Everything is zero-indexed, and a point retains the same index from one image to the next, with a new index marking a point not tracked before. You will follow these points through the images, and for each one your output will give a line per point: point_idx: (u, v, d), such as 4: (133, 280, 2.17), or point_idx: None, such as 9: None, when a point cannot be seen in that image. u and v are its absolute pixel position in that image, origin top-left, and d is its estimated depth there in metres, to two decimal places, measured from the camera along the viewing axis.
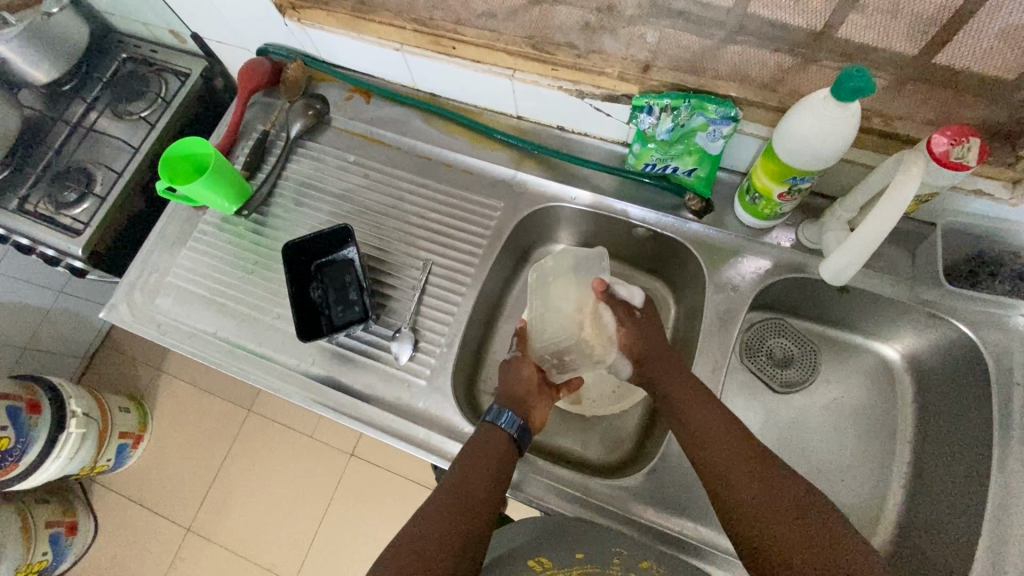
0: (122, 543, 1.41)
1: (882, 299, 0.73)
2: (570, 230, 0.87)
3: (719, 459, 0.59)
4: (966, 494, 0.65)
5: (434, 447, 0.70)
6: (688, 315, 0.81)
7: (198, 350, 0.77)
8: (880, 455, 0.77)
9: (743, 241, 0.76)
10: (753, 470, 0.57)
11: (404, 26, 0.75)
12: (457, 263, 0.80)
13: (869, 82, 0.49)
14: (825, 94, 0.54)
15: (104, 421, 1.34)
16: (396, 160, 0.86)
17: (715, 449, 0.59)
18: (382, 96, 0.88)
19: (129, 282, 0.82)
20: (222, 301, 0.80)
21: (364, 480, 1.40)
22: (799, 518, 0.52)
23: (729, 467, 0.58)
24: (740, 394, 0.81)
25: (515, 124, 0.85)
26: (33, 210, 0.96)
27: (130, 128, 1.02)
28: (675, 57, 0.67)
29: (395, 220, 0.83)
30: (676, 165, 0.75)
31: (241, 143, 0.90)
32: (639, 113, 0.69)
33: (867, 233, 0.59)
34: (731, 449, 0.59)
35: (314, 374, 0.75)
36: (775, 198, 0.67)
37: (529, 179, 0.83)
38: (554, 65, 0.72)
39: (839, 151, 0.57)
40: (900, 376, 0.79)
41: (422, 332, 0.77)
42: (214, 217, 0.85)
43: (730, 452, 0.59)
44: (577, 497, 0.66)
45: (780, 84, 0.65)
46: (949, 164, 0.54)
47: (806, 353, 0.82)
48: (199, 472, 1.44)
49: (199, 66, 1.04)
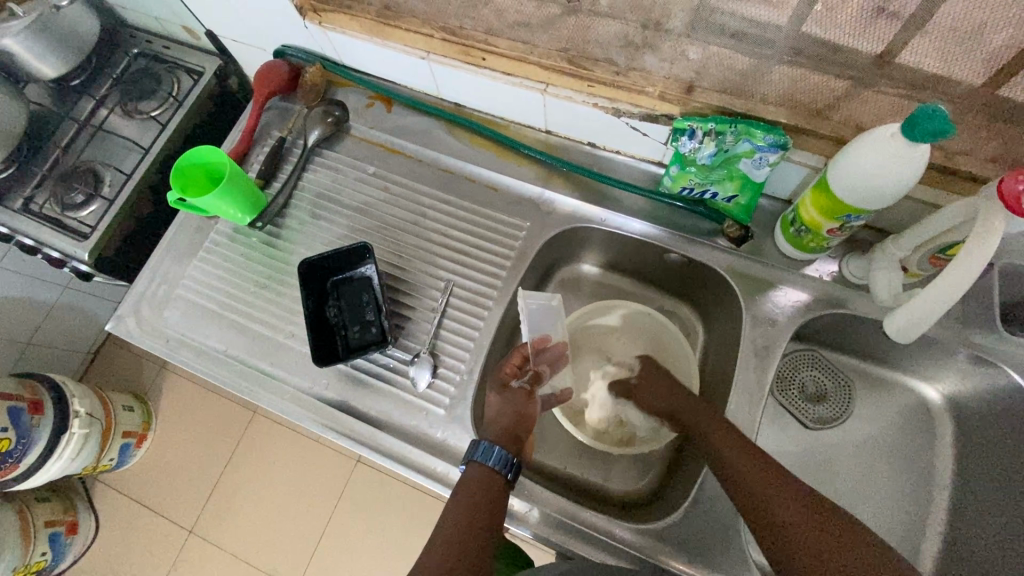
0: (123, 543, 1.39)
1: (928, 339, 0.69)
2: (596, 251, 0.84)
3: (743, 471, 0.56)
4: (1012, 550, 0.62)
5: (452, 481, 0.67)
6: (719, 345, 0.78)
7: (207, 369, 0.74)
8: (916, 499, 0.73)
9: (781, 272, 0.72)
10: (776, 484, 0.54)
11: (432, 33, 0.71)
12: (479, 285, 0.77)
13: (948, 124, 0.45)
14: (894, 131, 0.50)
15: (107, 421, 1.32)
16: (417, 173, 0.83)
17: (737, 465, 0.57)
18: (404, 104, 0.84)
19: (137, 292, 0.79)
20: (234, 316, 0.77)
21: (370, 489, 1.37)
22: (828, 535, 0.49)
23: (751, 479, 0.55)
24: (770, 430, 0.78)
25: (543, 138, 0.81)
26: (38, 210, 0.92)
27: (140, 127, 0.99)
28: (721, 78, 0.63)
29: (415, 237, 0.79)
30: (715, 190, 0.71)
31: (256, 149, 0.86)
32: (680, 136, 0.65)
33: (945, 287, 0.55)
34: (751, 463, 0.56)
35: (327, 398, 0.72)
36: (823, 233, 0.63)
37: (556, 198, 0.80)
38: (592, 82, 0.67)
39: (903, 191, 0.53)
40: (940, 416, 0.75)
41: (442, 357, 0.73)
42: (226, 227, 0.82)
43: (752, 466, 0.56)
44: (602, 540, 0.63)
45: (832, 110, 0.61)
46: (1019, 211, 0.49)
47: (840, 388, 0.79)
48: (203, 474, 1.42)
49: (213, 64, 1.00)
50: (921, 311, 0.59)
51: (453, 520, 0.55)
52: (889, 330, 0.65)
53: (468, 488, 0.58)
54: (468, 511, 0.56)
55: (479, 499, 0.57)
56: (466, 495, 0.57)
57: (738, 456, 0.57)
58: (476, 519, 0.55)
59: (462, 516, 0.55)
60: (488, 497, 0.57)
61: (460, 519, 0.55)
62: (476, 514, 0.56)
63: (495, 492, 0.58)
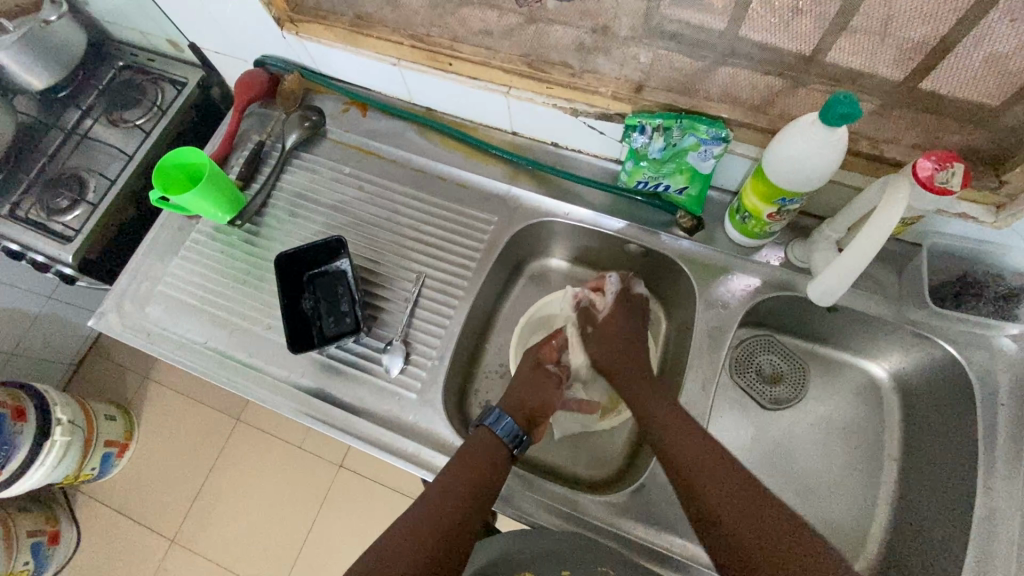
0: (105, 553, 1.38)
1: (870, 318, 0.74)
2: (563, 245, 0.88)
3: (686, 467, 0.61)
4: (951, 512, 0.66)
5: (424, 461, 0.70)
6: (680, 330, 0.82)
7: (188, 361, 0.77)
8: (868, 472, 0.77)
9: (733, 259, 0.77)
10: (715, 480, 0.59)
11: (402, 41, 0.76)
12: (449, 276, 0.80)
13: (855, 106, 0.51)
14: (814, 120, 0.55)
15: (90, 429, 1.32)
16: (391, 173, 0.87)
17: (686, 463, 0.62)
18: (378, 109, 0.89)
19: (120, 290, 0.82)
20: (214, 310, 0.79)
21: (353, 492, 1.38)
22: (758, 517, 0.55)
23: (694, 474, 0.61)
24: (730, 410, 0.81)
25: (510, 139, 0.86)
26: (24, 215, 0.95)
27: (125, 135, 1.02)
28: (668, 78, 0.68)
29: (389, 232, 0.83)
30: (668, 183, 0.76)
31: (236, 153, 0.90)
32: (633, 132, 0.69)
33: (858, 252, 0.60)
34: (697, 458, 0.61)
35: (304, 386, 0.75)
36: (764, 218, 0.68)
37: (523, 194, 0.84)
38: (549, 84, 0.72)
39: (827, 174, 0.59)
40: (888, 393, 0.80)
41: (414, 345, 0.77)
42: (207, 226, 0.85)
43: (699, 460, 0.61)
44: (567, 513, 0.67)
45: (770, 106, 0.66)
46: (934, 189, 0.55)
47: (795, 370, 0.83)
48: (186, 481, 1.42)
49: (196, 75, 1.04)
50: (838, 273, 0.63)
51: (450, 474, 0.64)
52: (810, 294, 0.69)
53: (472, 447, 0.66)
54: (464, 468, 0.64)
55: (477, 458, 0.65)
56: (465, 455, 0.65)
57: (687, 453, 0.62)
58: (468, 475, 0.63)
59: (458, 472, 0.64)
60: (487, 459, 0.66)
61: (455, 476, 0.63)
62: (469, 474, 0.63)
63: (495, 455, 0.67)
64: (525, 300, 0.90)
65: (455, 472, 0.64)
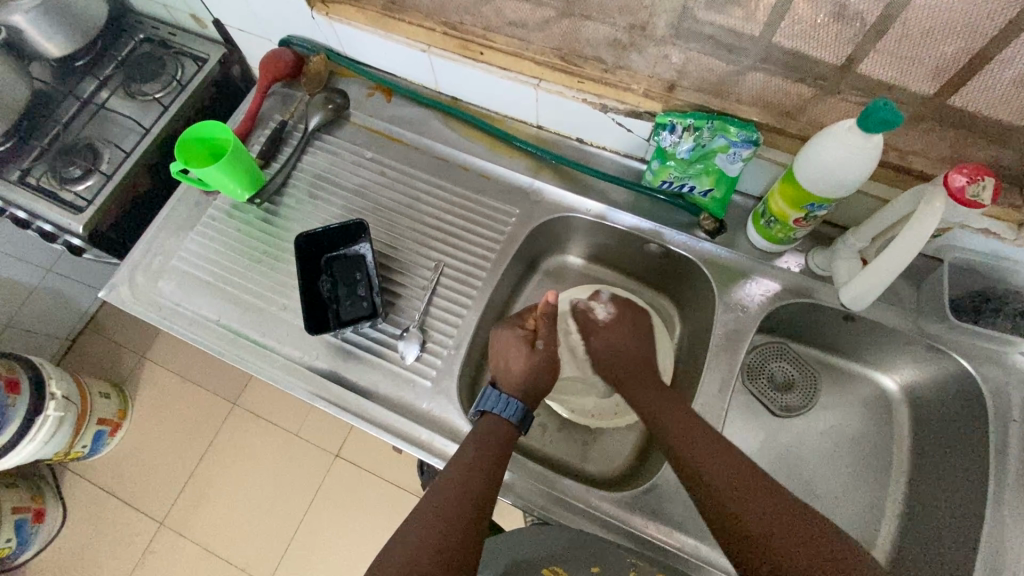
0: (90, 532, 1.36)
1: (887, 329, 0.74)
2: (582, 241, 0.88)
3: (708, 466, 0.60)
4: (959, 524, 0.66)
5: (436, 449, 0.69)
6: (695, 332, 0.82)
7: (200, 337, 0.76)
8: (875, 482, 0.77)
9: (753, 263, 0.77)
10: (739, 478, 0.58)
11: (433, 28, 0.76)
12: (468, 266, 0.80)
13: (895, 114, 0.51)
14: (851, 125, 0.56)
15: (84, 406, 1.30)
16: (412, 160, 0.87)
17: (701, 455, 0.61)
18: (403, 96, 0.88)
19: (133, 262, 0.80)
20: (228, 288, 0.78)
21: (348, 484, 1.36)
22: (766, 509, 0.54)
23: (708, 466, 0.60)
24: (741, 415, 0.82)
25: (534, 133, 0.86)
26: (35, 183, 0.94)
27: (141, 108, 1.01)
28: (700, 79, 0.68)
29: (409, 219, 0.83)
30: (693, 184, 0.76)
31: (258, 131, 0.89)
32: (662, 131, 0.70)
33: (886, 265, 0.63)
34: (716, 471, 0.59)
35: (317, 368, 0.74)
36: (790, 223, 0.69)
37: (545, 188, 0.84)
38: (581, 77, 0.72)
39: (861, 180, 0.59)
40: (897, 406, 0.80)
41: (430, 333, 0.76)
42: (225, 203, 0.84)
43: (717, 474, 0.59)
44: (579, 507, 0.66)
45: (800, 112, 0.66)
46: (965, 201, 0.55)
47: (807, 378, 0.83)
48: (178, 463, 1.40)
49: (218, 52, 1.03)
50: (869, 279, 0.65)
51: (453, 478, 0.60)
52: (842, 301, 0.71)
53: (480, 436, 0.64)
54: (473, 467, 0.61)
55: (490, 452, 0.62)
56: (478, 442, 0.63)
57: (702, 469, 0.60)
58: (477, 471, 0.60)
59: (465, 470, 0.60)
60: (493, 453, 0.62)
61: (460, 476, 0.60)
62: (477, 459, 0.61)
63: (503, 435, 0.65)
64: (539, 295, 0.89)
65: (460, 474, 0.60)
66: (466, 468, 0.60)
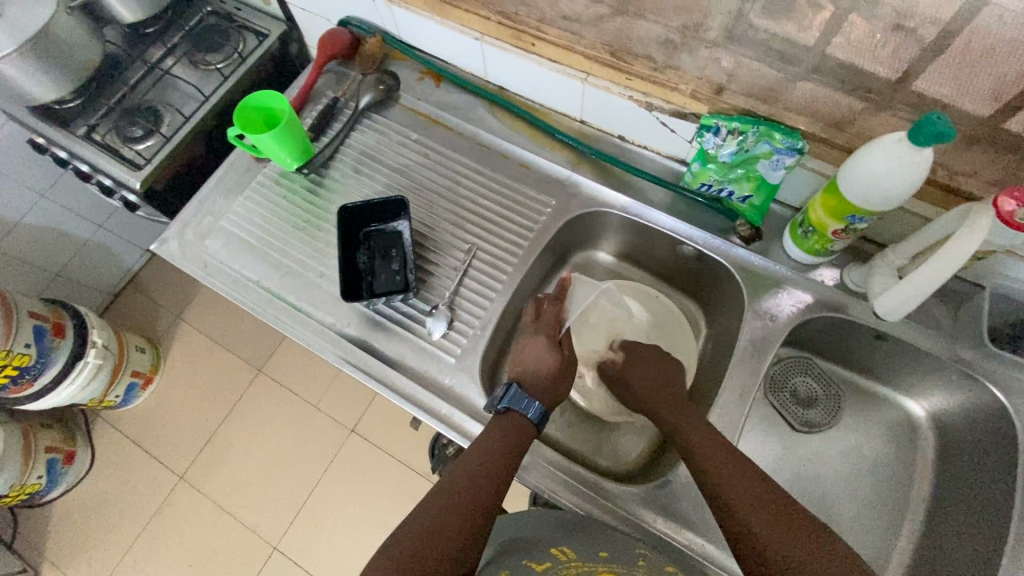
0: (114, 479, 1.42)
1: (919, 352, 0.73)
2: (615, 238, 0.88)
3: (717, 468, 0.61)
4: (978, 559, 0.64)
5: (454, 423, 0.71)
6: (720, 338, 0.82)
7: (240, 295, 0.79)
8: (892, 507, 0.76)
9: (788, 273, 0.77)
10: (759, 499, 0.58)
11: (489, 17, 0.77)
12: (500, 251, 0.82)
13: (949, 129, 0.51)
14: (900, 137, 0.56)
15: (120, 357, 1.36)
16: (456, 144, 0.89)
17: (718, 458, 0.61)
18: (452, 82, 0.91)
19: (183, 219, 0.84)
20: (271, 251, 0.82)
21: (361, 460, 1.39)
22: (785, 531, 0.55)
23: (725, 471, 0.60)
24: (760, 426, 0.81)
25: (578, 127, 0.87)
26: (100, 139, 1.00)
27: (202, 76, 1.06)
28: (749, 84, 0.67)
29: (448, 201, 0.85)
30: (732, 189, 0.77)
31: (310, 106, 0.93)
32: (706, 132, 0.71)
33: (924, 279, 0.62)
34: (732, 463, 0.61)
35: (346, 335, 0.76)
36: (828, 234, 0.69)
37: (582, 181, 0.85)
38: (629, 75, 0.73)
39: (905, 194, 0.59)
40: (923, 433, 0.79)
41: (458, 313, 0.78)
42: (274, 171, 0.88)
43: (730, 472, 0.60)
44: (588, 495, 0.67)
45: (849, 123, 0.65)
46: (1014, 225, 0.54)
47: (830, 396, 0.82)
48: (202, 421, 1.46)
49: (278, 29, 1.07)
50: (906, 292, 0.65)
51: (461, 481, 0.60)
52: (875, 312, 0.71)
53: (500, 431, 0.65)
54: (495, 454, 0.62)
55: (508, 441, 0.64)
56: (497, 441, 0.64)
57: (723, 457, 0.61)
58: (486, 481, 0.60)
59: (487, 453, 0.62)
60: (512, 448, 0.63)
61: (468, 478, 0.60)
62: (498, 451, 0.62)
63: (526, 444, 0.65)
64: None
65: (471, 474, 0.61)
66: (479, 466, 0.61)
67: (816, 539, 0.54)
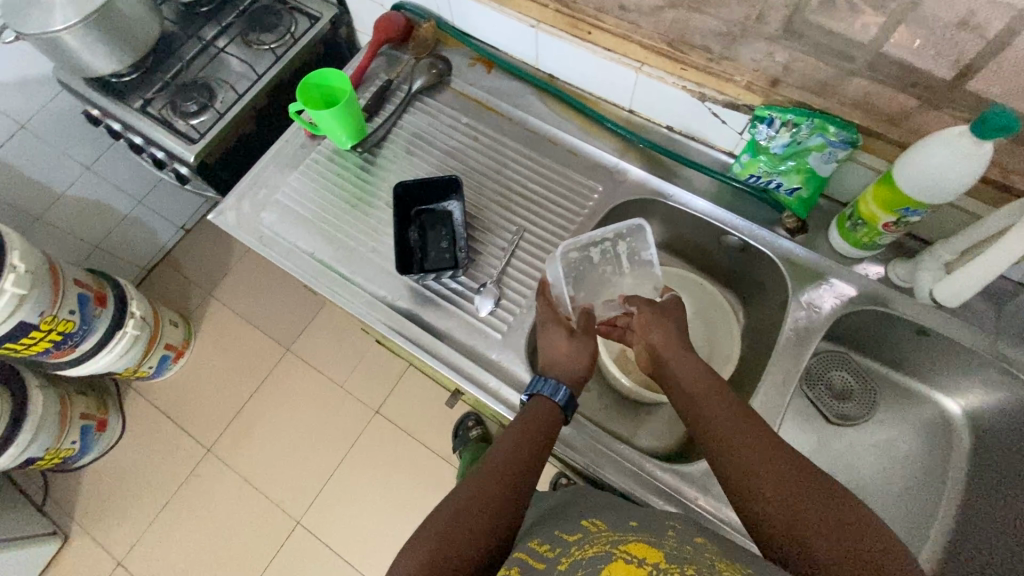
0: (145, 448, 1.45)
1: (961, 348, 0.73)
2: (657, 227, 0.90)
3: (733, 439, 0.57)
4: (1014, 552, 0.65)
5: (501, 397, 0.73)
6: (761, 327, 0.84)
7: (294, 266, 0.82)
8: (925, 500, 0.77)
9: (834, 266, 0.78)
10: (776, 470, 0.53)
11: (547, 5, 0.79)
12: (546, 233, 0.84)
13: (1013, 121, 0.52)
14: (961, 130, 0.57)
15: (155, 329, 1.39)
16: (505, 129, 0.91)
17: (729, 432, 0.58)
18: (503, 68, 0.92)
19: (239, 192, 0.87)
20: (324, 225, 0.84)
21: (385, 440, 1.42)
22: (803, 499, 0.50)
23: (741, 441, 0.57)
24: (795, 416, 0.83)
25: (626, 116, 0.88)
26: (155, 112, 1.03)
27: (255, 56, 1.08)
28: (805, 77, 0.69)
29: (496, 183, 0.87)
30: (780, 181, 0.77)
31: (363, 87, 0.95)
32: (759, 124, 0.72)
33: (987, 266, 0.63)
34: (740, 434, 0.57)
35: (397, 307, 0.79)
36: (878, 227, 0.70)
37: (629, 169, 0.87)
38: (684, 64, 0.75)
39: (962, 187, 0.60)
40: (958, 429, 0.79)
41: (505, 291, 0.80)
42: (327, 148, 0.90)
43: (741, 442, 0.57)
44: (633, 471, 0.69)
45: (904, 119, 0.66)
46: None
47: (866, 391, 0.83)
48: (231, 396, 1.49)
49: (330, 12, 1.09)
50: (965, 279, 0.66)
51: (493, 461, 0.60)
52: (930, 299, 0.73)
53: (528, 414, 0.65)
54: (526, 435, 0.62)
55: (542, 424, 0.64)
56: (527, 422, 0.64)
57: (733, 428, 0.58)
58: (520, 459, 0.60)
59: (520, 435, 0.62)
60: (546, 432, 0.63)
61: (501, 459, 0.60)
62: (533, 433, 0.62)
63: (557, 427, 0.65)
64: None
65: (507, 450, 0.61)
66: (513, 445, 0.61)
67: (835, 506, 0.49)
